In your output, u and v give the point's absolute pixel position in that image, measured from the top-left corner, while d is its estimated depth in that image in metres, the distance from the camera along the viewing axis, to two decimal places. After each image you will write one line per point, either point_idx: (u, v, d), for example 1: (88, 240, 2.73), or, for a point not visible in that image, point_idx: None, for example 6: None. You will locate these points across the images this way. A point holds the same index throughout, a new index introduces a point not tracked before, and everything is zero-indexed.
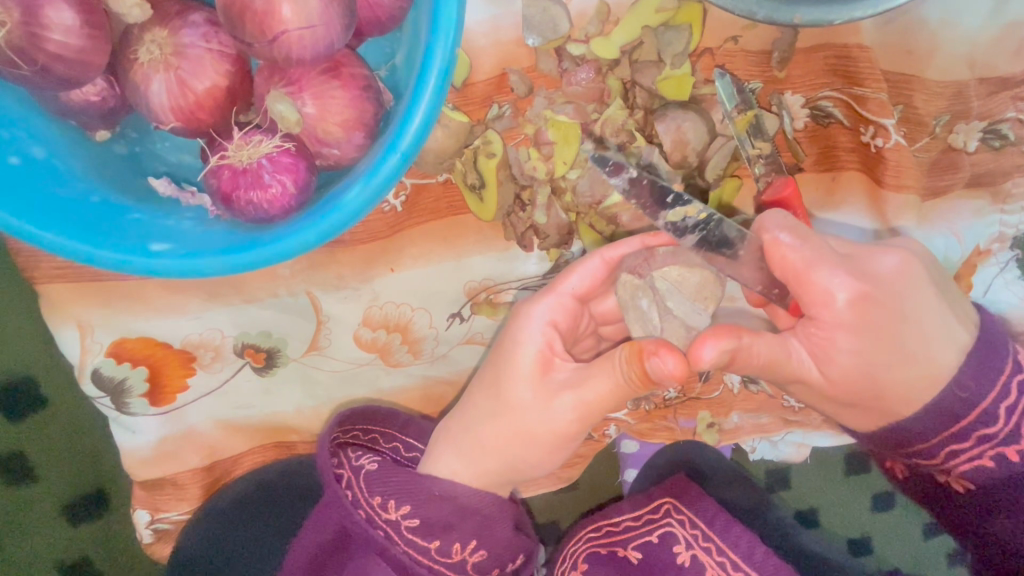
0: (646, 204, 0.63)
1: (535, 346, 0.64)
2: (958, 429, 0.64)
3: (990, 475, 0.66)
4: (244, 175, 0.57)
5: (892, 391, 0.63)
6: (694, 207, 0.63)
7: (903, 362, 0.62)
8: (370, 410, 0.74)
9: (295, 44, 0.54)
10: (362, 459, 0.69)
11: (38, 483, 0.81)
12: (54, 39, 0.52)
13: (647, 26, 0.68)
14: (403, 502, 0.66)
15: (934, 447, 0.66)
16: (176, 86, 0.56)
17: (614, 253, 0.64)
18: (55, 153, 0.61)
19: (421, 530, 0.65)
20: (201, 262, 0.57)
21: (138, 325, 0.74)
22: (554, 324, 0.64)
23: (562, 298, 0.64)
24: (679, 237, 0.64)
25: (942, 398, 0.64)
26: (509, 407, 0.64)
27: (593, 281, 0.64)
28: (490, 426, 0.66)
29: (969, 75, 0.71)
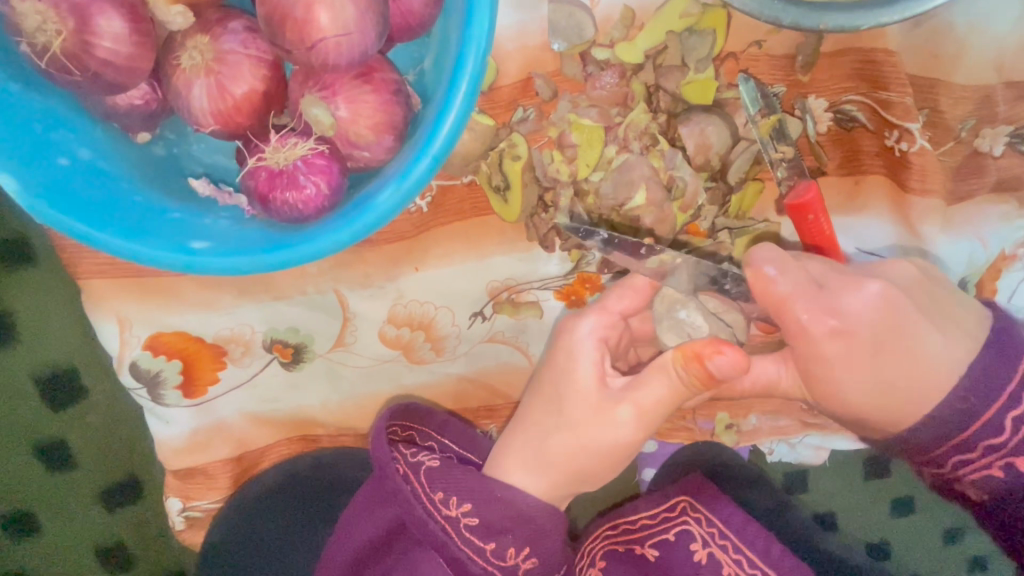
0: (625, 257, 0.66)
1: (589, 361, 0.67)
2: (963, 438, 0.65)
3: (999, 484, 0.67)
4: (280, 177, 0.60)
5: (907, 399, 0.65)
6: (667, 254, 0.65)
7: (903, 382, 0.64)
8: (411, 409, 0.74)
9: (331, 51, 0.56)
10: (420, 456, 0.70)
11: (76, 469, 0.84)
12: (103, 46, 0.55)
13: (671, 31, 0.69)
14: (464, 500, 0.67)
15: (941, 457, 0.67)
16: (216, 91, 0.58)
17: (649, 267, 0.65)
18: (100, 153, 0.63)
19: (480, 530, 0.67)
20: (239, 260, 0.59)
21: (173, 320, 0.76)
22: (603, 340, 0.68)
23: (606, 312, 0.68)
24: (662, 279, 0.66)
25: (943, 407, 0.64)
26: (565, 417, 0.67)
27: (637, 296, 0.67)
28: (560, 437, 0.68)
29: (997, 78, 0.71)
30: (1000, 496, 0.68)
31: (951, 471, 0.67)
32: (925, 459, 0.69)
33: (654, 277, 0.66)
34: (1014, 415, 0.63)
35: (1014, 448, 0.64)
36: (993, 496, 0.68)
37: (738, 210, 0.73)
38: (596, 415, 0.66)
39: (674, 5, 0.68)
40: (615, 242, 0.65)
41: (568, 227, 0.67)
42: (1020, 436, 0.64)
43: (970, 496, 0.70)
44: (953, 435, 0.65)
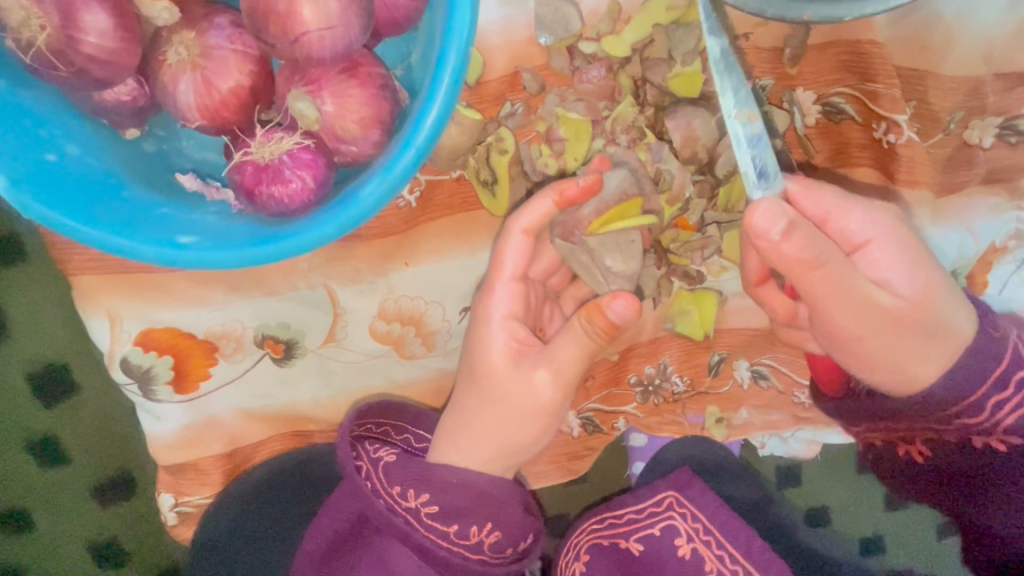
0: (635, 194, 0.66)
1: (502, 339, 0.67)
2: (1000, 376, 0.66)
3: None
4: (266, 171, 0.60)
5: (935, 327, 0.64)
6: (754, 113, 0.56)
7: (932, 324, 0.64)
8: (388, 406, 0.78)
9: (315, 45, 0.56)
10: (381, 452, 0.71)
11: (70, 464, 0.84)
12: (89, 42, 0.55)
13: (658, 24, 0.68)
14: (422, 491, 0.67)
15: (981, 400, 0.67)
16: (202, 86, 0.59)
17: (525, 220, 0.65)
18: (88, 150, 0.64)
19: (441, 515, 0.67)
20: (225, 254, 0.59)
21: (164, 316, 0.77)
22: (511, 315, 0.68)
23: (508, 284, 0.68)
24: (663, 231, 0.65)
25: (979, 350, 0.66)
26: (483, 391, 0.68)
27: (525, 257, 0.67)
28: (484, 417, 0.68)
29: (986, 70, 0.71)
30: None
31: (988, 416, 0.68)
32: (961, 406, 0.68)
33: (532, 228, 0.66)
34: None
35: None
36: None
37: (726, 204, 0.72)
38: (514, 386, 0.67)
39: None
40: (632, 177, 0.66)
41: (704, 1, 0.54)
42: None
43: (996, 446, 0.71)
44: (986, 375, 0.66)
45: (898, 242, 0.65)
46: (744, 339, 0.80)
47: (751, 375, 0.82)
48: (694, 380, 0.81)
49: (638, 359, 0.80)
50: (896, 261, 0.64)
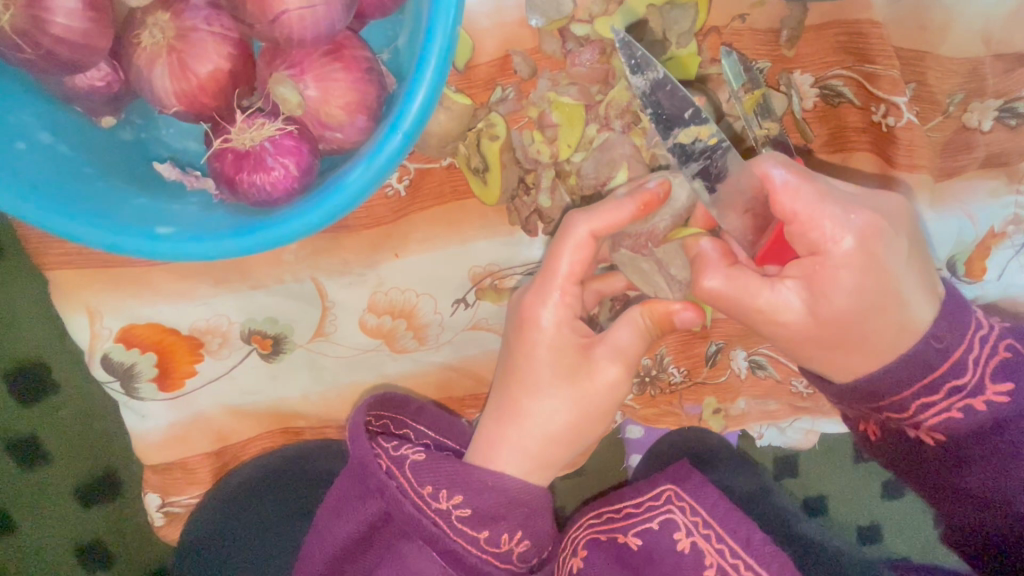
0: (658, 118, 0.61)
1: (554, 338, 0.64)
2: (931, 380, 0.60)
3: (959, 426, 0.62)
4: (247, 159, 0.57)
5: (875, 336, 0.59)
6: (708, 128, 0.60)
7: (879, 332, 0.59)
8: (387, 397, 0.71)
9: (296, 25, 0.54)
10: (403, 450, 0.67)
11: (52, 465, 0.82)
12: (57, 22, 0.53)
13: (652, 4, 0.66)
14: (455, 492, 0.64)
15: (905, 401, 0.61)
16: (179, 70, 0.56)
17: (601, 223, 0.60)
18: (61, 138, 0.61)
19: (472, 519, 0.64)
20: (208, 246, 0.57)
21: (146, 311, 0.74)
22: (567, 309, 0.64)
23: (564, 285, 0.63)
24: (683, 160, 0.62)
25: (917, 350, 0.59)
26: (546, 388, 0.65)
27: (587, 261, 0.62)
28: (547, 416, 0.66)
29: (984, 51, 0.70)
30: (958, 437, 0.62)
31: (911, 415, 0.62)
32: (881, 406, 0.62)
33: (599, 231, 0.61)
34: (974, 352, 0.60)
35: (974, 388, 0.60)
36: (949, 438, 0.62)
37: None
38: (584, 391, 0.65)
39: None
40: (662, 92, 0.60)
41: (622, 42, 0.61)
42: (979, 374, 0.60)
43: (923, 440, 0.64)
44: (920, 378, 0.60)
45: (868, 262, 0.56)
46: (740, 329, 0.79)
47: (748, 365, 0.81)
48: (691, 369, 0.80)
49: None
50: (849, 285, 0.57)
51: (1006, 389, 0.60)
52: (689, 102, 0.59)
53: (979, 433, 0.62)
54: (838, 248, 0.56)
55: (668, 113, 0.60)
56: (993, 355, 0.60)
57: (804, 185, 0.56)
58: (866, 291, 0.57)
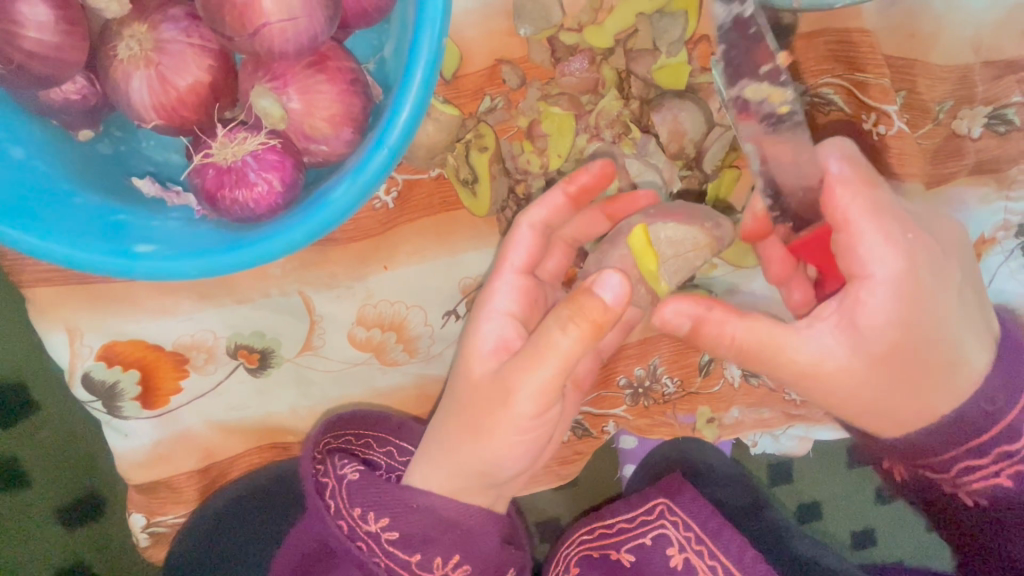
0: (730, 64, 0.59)
1: (495, 335, 0.62)
2: (978, 442, 0.59)
3: (1006, 492, 0.61)
4: (229, 174, 0.56)
5: (921, 381, 0.58)
6: (780, 92, 0.59)
7: (926, 373, 0.57)
8: (365, 415, 0.74)
9: (277, 37, 0.52)
10: (346, 469, 0.67)
11: (32, 486, 0.80)
12: (29, 37, 0.51)
13: (641, 13, 0.66)
14: (382, 514, 0.64)
15: (948, 461, 0.61)
16: (157, 84, 0.55)
17: (538, 213, 0.63)
18: (35, 154, 0.59)
19: (400, 542, 0.63)
20: (185, 264, 0.55)
21: (128, 328, 0.72)
22: (512, 313, 0.63)
23: (512, 276, 0.64)
24: (744, 119, 0.61)
25: (965, 410, 0.58)
26: (464, 396, 0.62)
27: (532, 252, 0.64)
28: (461, 427, 0.62)
29: (974, 59, 0.70)
30: (1000, 503, 0.62)
31: (952, 477, 0.62)
32: (925, 462, 0.62)
33: (542, 220, 0.64)
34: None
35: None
36: (988, 503, 0.62)
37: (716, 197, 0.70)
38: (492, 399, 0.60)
39: None
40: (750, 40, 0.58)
41: None
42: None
43: (960, 500, 0.63)
44: (963, 437, 0.59)
45: (912, 295, 0.56)
46: None
47: (741, 374, 0.80)
48: (684, 380, 0.79)
49: (627, 360, 0.78)
50: (898, 320, 0.56)
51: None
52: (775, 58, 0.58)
53: (1022, 501, 0.61)
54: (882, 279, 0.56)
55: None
56: None
57: (863, 193, 0.57)
58: (919, 324, 0.56)
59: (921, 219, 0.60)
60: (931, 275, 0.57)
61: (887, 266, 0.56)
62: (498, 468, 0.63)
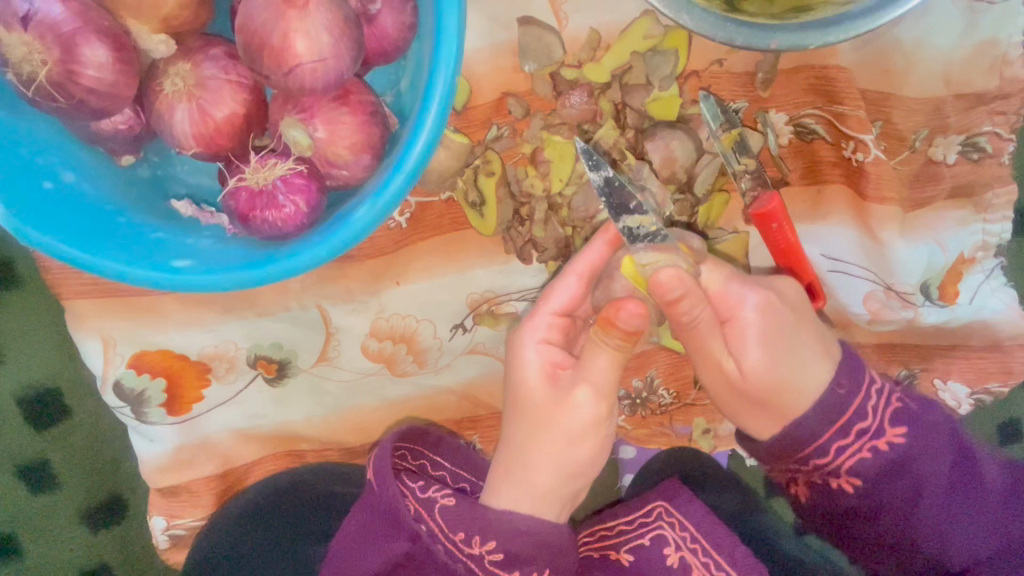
0: (609, 205, 0.67)
1: (537, 364, 0.68)
2: (842, 424, 0.66)
3: (871, 470, 0.67)
4: (260, 197, 0.61)
5: (783, 391, 0.67)
6: (649, 217, 0.66)
7: (789, 380, 0.66)
8: (417, 432, 0.77)
9: (308, 76, 0.58)
10: (431, 491, 0.69)
11: (60, 489, 0.85)
12: (88, 74, 0.56)
13: (636, 52, 0.72)
14: (486, 537, 0.65)
15: (823, 446, 0.67)
16: (198, 115, 0.61)
17: (581, 264, 0.68)
18: (85, 178, 0.65)
19: (504, 562, 0.65)
20: (220, 277, 0.60)
21: (158, 338, 0.77)
22: (546, 341, 0.69)
23: (547, 317, 0.69)
24: (630, 242, 0.66)
25: (823, 400, 0.66)
26: (527, 412, 0.68)
27: (574, 297, 0.69)
28: (536, 438, 0.67)
29: (946, 91, 0.75)
30: (871, 483, 0.67)
31: (831, 461, 0.67)
32: (803, 456, 0.68)
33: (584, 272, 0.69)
34: (873, 400, 0.67)
35: (876, 432, 0.66)
36: (863, 485, 0.68)
37: (706, 220, 0.76)
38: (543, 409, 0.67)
39: (638, 27, 0.72)
40: (612, 187, 0.67)
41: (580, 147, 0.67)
42: (879, 420, 0.66)
43: (842, 488, 0.69)
44: (829, 422, 0.66)
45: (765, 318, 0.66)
46: None
47: None
48: (680, 392, 0.83)
49: (626, 372, 0.82)
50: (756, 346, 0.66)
51: (902, 432, 0.67)
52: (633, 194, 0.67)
53: (883, 476, 0.67)
54: (744, 313, 0.66)
55: (617, 203, 0.66)
56: (889, 405, 0.67)
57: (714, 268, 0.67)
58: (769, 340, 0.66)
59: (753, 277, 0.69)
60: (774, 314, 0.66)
61: (742, 308, 0.66)
62: (586, 469, 0.69)
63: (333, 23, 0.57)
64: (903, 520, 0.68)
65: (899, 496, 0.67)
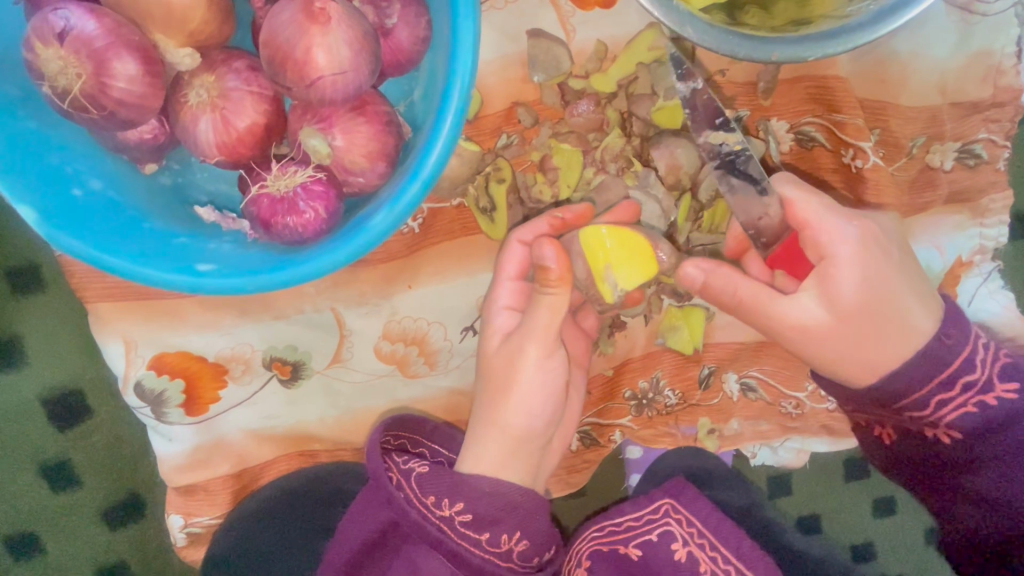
0: (695, 117, 0.67)
1: (500, 325, 0.75)
2: (946, 375, 0.69)
3: (974, 421, 0.72)
4: (281, 203, 0.64)
5: (889, 328, 0.68)
6: (734, 136, 0.66)
7: (887, 319, 0.67)
8: (413, 421, 0.79)
9: (328, 88, 0.61)
10: (411, 463, 0.72)
11: (80, 487, 0.87)
12: (118, 87, 0.59)
13: (641, 63, 0.75)
14: (456, 500, 0.70)
15: (926, 397, 0.70)
16: (221, 125, 0.63)
17: (523, 232, 0.71)
18: (111, 185, 0.67)
19: (473, 523, 0.70)
20: (243, 280, 0.63)
21: (177, 340, 0.80)
22: (510, 307, 0.75)
23: (505, 283, 0.74)
24: (710, 161, 0.67)
25: (928, 346, 0.68)
26: (488, 370, 0.75)
27: (522, 262, 0.73)
28: (498, 398, 0.74)
29: (942, 100, 0.78)
30: (973, 434, 0.72)
31: (931, 412, 0.71)
32: (903, 406, 0.71)
33: (528, 241, 0.72)
34: (979, 353, 0.70)
35: (983, 385, 0.70)
36: (965, 435, 0.73)
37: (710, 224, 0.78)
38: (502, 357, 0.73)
39: (643, 39, 0.74)
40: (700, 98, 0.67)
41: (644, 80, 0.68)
42: (987, 373, 0.71)
43: (940, 438, 0.74)
44: (935, 373, 0.69)
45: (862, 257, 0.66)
46: (732, 352, 0.84)
47: (739, 387, 0.85)
48: (685, 393, 0.85)
49: (632, 373, 0.84)
50: (858, 278, 0.66)
51: (1012, 387, 0.71)
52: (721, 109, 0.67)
53: (989, 428, 0.72)
54: (841, 248, 0.65)
55: (705, 115, 0.67)
56: (994, 360, 0.72)
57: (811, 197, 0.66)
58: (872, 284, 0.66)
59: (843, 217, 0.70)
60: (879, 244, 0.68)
61: (845, 242, 0.65)
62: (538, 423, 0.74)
63: (353, 37, 0.60)
64: (997, 474, 0.73)
65: (998, 448, 0.73)
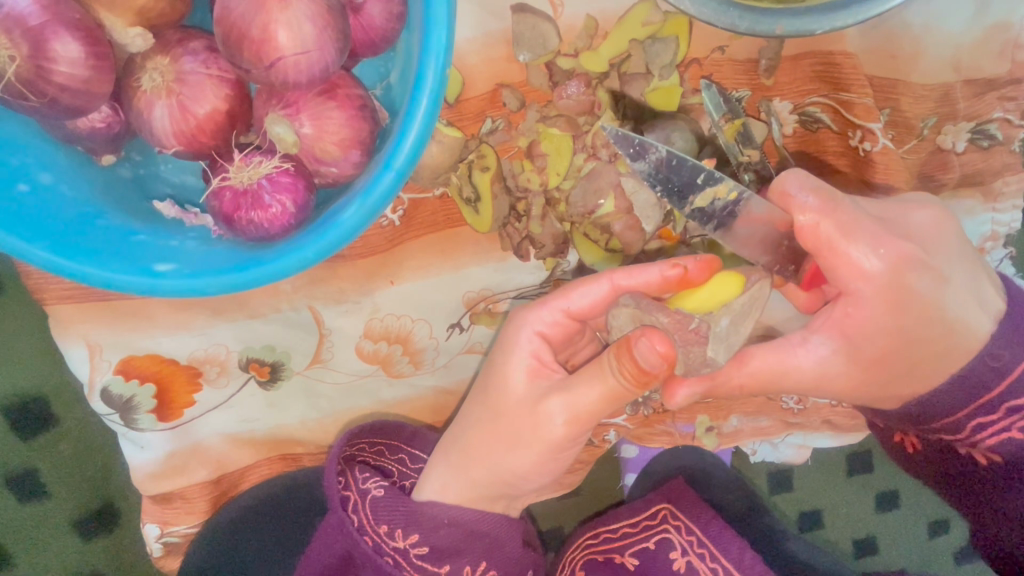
0: (672, 190, 0.61)
1: (525, 354, 0.65)
2: (989, 399, 0.66)
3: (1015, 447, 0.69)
4: (245, 197, 0.59)
5: (935, 346, 0.62)
6: (724, 186, 0.60)
7: (935, 337, 0.61)
8: (381, 425, 0.78)
9: (292, 69, 0.56)
10: (369, 483, 0.72)
11: (49, 497, 0.83)
12: (60, 71, 0.53)
13: (635, 39, 0.69)
14: (410, 531, 0.69)
15: (962, 420, 0.67)
16: (178, 112, 0.58)
17: (624, 279, 0.61)
18: (62, 179, 0.62)
19: (431, 556, 0.69)
20: (204, 281, 0.58)
21: (145, 343, 0.75)
22: (543, 335, 0.65)
23: (557, 312, 0.64)
24: (707, 223, 0.62)
25: (971, 367, 0.64)
26: (495, 404, 0.66)
27: (595, 305, 0.63)
28: (513, 452, 0.66)
29: (956, 77, 0.73)
30: (1012, 457, 0.70)
31: (968, 436, 0.69)
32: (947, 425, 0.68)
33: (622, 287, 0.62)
34: None
35: None
36: (1003, 458, 0.70)
37: None
38: (518, 413, 0.65)
39: (636, 14, 0.69)
40: (669, 167, 0.61)
41: (615, 135, 0.61)
42: None
43: (976, 458, 0.72)
44: (973, 396, 0.65)
45: (910, 270, 0.59)
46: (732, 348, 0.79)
47: None
48: None
49: None
50: (890, 305, 0.59)
51: None
52: (697, 167, 0.60)
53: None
54: (873, 273, 0.58)
55: (681, 184, 0.61)
56: None
57: (828, 218, 0.58)
58: (920, 301, 0.60)
59: (890, 220, 0.62)
60: (913, 265, 0.59)
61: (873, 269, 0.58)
62: (524, 480, 0.69)
63: (317, 13, 0.54)
64: None
65: None
